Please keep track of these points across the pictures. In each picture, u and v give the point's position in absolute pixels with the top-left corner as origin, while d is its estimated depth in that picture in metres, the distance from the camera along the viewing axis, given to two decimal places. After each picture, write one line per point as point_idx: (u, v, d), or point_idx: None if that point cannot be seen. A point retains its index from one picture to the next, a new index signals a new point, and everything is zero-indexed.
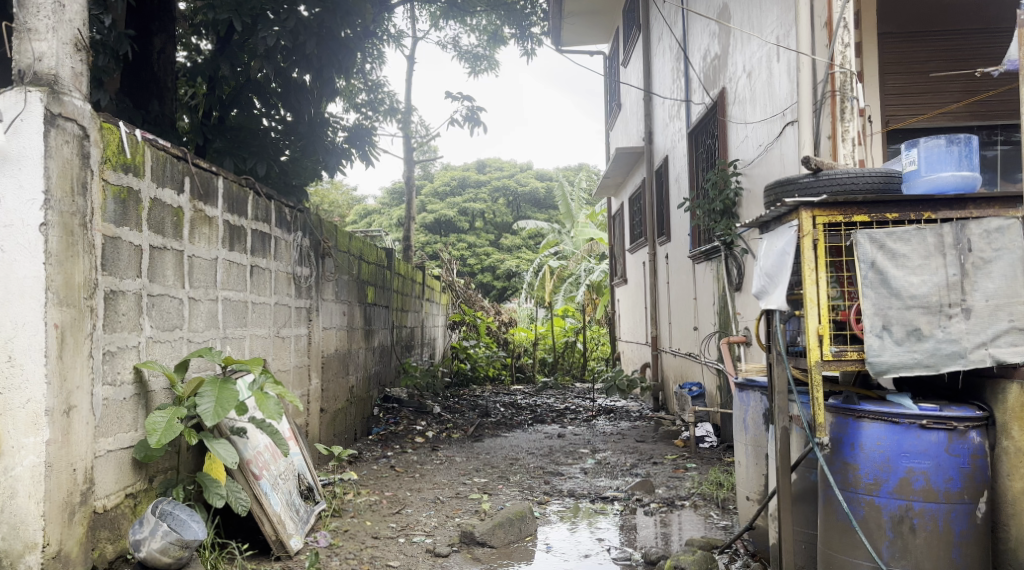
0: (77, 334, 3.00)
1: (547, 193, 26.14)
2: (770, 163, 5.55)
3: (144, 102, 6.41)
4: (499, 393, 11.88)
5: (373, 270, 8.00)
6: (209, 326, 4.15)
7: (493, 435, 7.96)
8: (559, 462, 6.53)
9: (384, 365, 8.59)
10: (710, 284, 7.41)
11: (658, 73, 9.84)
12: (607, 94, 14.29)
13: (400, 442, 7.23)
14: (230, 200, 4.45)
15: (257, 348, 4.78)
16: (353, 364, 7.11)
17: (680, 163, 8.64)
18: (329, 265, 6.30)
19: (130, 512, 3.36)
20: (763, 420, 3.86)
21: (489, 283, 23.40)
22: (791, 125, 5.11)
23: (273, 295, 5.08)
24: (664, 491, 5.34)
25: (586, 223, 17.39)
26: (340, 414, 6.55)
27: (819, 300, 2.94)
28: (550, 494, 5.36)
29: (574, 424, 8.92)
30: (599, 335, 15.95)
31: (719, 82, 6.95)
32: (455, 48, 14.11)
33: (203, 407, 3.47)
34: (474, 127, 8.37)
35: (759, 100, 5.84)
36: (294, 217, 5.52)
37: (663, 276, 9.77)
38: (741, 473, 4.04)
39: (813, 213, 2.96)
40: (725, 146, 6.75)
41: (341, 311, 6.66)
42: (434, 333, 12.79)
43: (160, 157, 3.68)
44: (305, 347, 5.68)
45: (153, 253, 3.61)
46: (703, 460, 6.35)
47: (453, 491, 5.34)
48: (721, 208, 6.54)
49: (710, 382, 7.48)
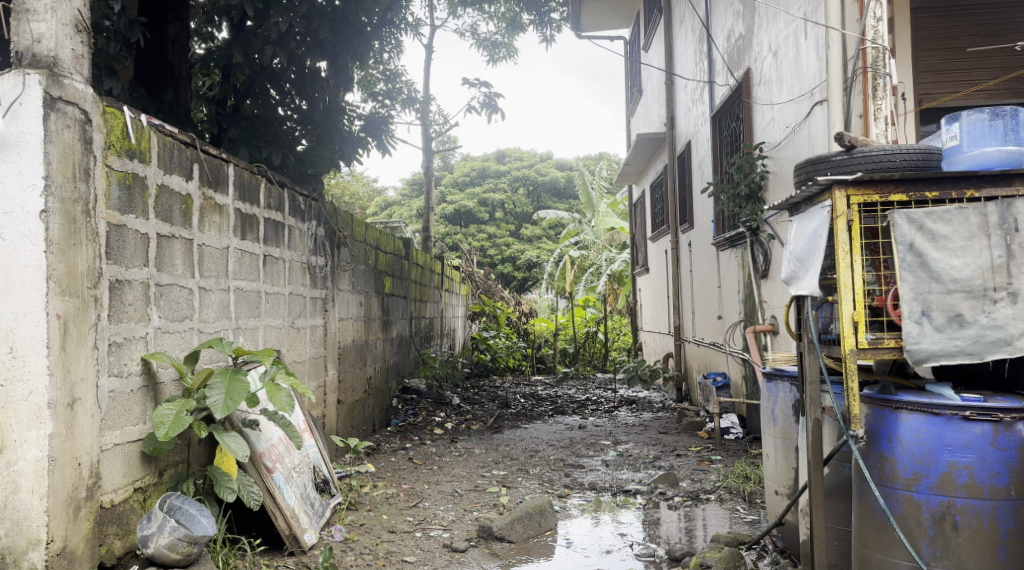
0: (81, 324, 2.91)
1: (567, 182, 25.93)
2: (798, 145, 5.38)
3: (159, 91, 6.32)
4: (519, 384, 11.77)
5: (390, 260, 7.90)
6: (221, 317, 4.06)
7: (513, 426, 7.85)
8: (580, 454, 6.41)
9: (403, 356, 8.50)
10: (735, 272, 7.24)
11: (680, 56, 9.64)
12: (627, 80, 14.09)
13: (419, 434, 7.14)
14: (242, 188, 4.34)
15: (271, 339, 4.69)
16: (371, 355, 7.01)
17: (703, 148, 8.46)
18: (345, 254, 6.20)
19: (139, 507, 3.27)
20: (792, 412, 3.71)
21: (510, 274, 23.26)
22: (820, 105, 4.96)
23: (287, 285, 4.98)
24: (689, 484, 5.21)
25: (607, 212, 17.19)
26: (357, 405, 6.46)
27: (854, 284, 2.79)
28: (571, 487, 5.23)
29: (596, 415, 8.79)
30: (621, 326, 15.78)
31: (744, 64, 6.76)
32: (474, 35, 13.97)
33: (213, 399, 3.38)
34: (492, 114, 8.23)
35: (786, 80, 5.66)
36: (309, 205, 5.42)
37: (686, 264, 9.59)
38: (769, 466, 3.90)
39: (847, 192, 2.81)
40: (751, 128, 6.57)
41: (358, 302, 6.56)
42: (454, 323, 12.69)
43: (167, 143, 3.57)
44: (321, 338, 5.59)
45: (161, 241, 3.51)
46: (729, 452, 6.20)
47: (472, 484, 5.23)
48: (746, 193, 6.37)
49: (736, 372, 7.32)
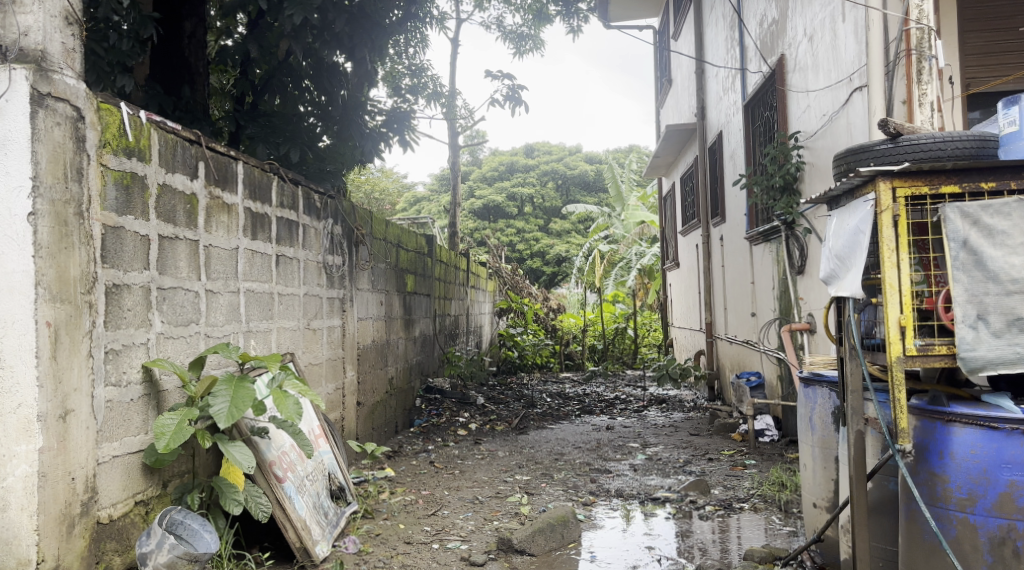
0: (74, 331, 2.76)
1: (596, 176, 25.63)
2: (836, 134, 5.15)
3: (175, 89, 6.18)
4: (547, 382, 11.58)
5: (413, 258, 7.73)
6: (231, 320, 3.91)
7: (539, 427, 7.66)
8: (608, 458, 6.20)
9: (427, 356, 8.34)
10: (769, 267, 6.98)
11: (711, 43, 9.36)
12: (657, 70, 13.81)
13: (443, 435, 6.98)
14: (252, 186, 4.19)
15: (285, 342, 4.53)
16: (393, 355, 6.85)
17: (735, 139, 8.18)
18: (364, 253, 6.04)
19: (141, 520, 3.13)
20: (832, 419, 3.52)
21: (539, 269, 23.04)
22: (859, 91, 4.75)
23: (302, 286, 4.82)
24: (720, 492, 5.00)
25: (636, 206, 16.91)
26: (378, 407, 6.30)
27: (901, 286, 2.55)
28: (597, 494, 5.04)
29: (624, 414, 8.58)
30: (651, 321, 15.52)
31: (778, 50, 6.49)
32: (499, 27, 13.77)
33: (217, 408, 3.22)
34: (516, 107, 8.02)
35: (822, 66, 5.41)
36: (325, 203, 5.26)
37: (718, 259, 9.32)
38: (806, 476, 3.71)
39: (893, 184, 2.56)
40: (785, 118, 6.32)
41: (378, 301, 6.40)
42: (481, 320, 12.54)
43: (169, 140, 3.42)
44: (339, 339, 5.43)
45: (163, 243, 3.36)
46: (763, 457, 5.96)
47: (494, 490, 5.05)
48: (780, 185, 6.11)
49: (770, 372, 7.08)
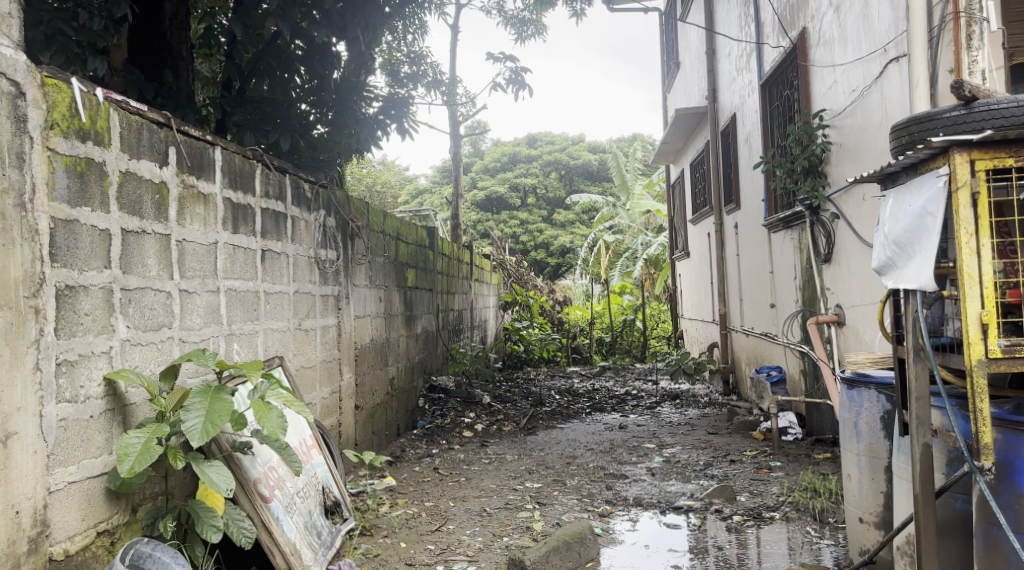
0: (15, 342, 2.43)
1: (600, 165, 25.21)
2: (869, 111, 4.87)
3: (157, 74, 5.80)
4: (554, 377, 11.21)
5: (413, 251, 7.36)
6: (209, 322, 3.53)
7: (549, 427, 7.29)
8: (623, 461, 5.82)
9: (430, 353, 7.97)
10: (791, 255, 6.60)
11: (722, 19, 8.96)
12: (664, 54, 13.43)
13: (447, 438, 6.62)
14: (232, 174, 3.80)
15: (273, 344, 4.15)
16: (393, 354, 6.47)
17: (751, 121, 7.77)
18: (360, 247, 5.65)
19: (106, 553, 2.76)
20: (880, 426, 3.20)
21: (543, 261, 22.60)
22: (893, 62, 4.47)
23: (292, 283, 4.44)
24: (747, 499, 4.64)
25: (642, 195, 16.47)
26: (378, 410, 5.93)
27: (982, 276, 2.22)
28: (614, 502, 4.67)
29: (637, 412, 8.20)
30: (660, 313, 15.13)
31: (799, 25, 6.09)
32: (500, 12, 13.39)
33: (190, 424, 2.85)
34: (520, 91, 7.62)
35: (850, 38, 5.12)
36: (317, 193, 4.88)
37: (733, 247, 8.93)
38: (849, 488, 3.37)
39: (971, 157, 2.25)
40: (808, 94, 5.99)
41: (376, 297, 6.01)
42: (486, 314, 12.17)
43: (134, 123, 3.05)
44: (334, 339, 5.06)
45: (127, 238, 2.98)
46: (789, 458, 5.58)
47: (503, 500, 4.67)
48: (804, 168, 5.74)
49: (793, 366, 6.72)
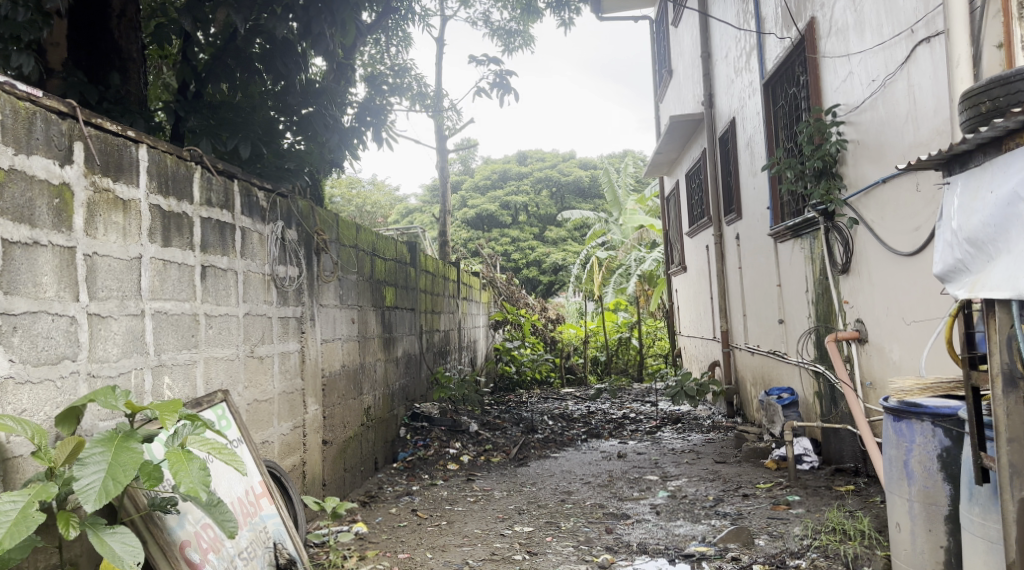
0: None
1: (592, 182, 24.77)
2: (893, 102, 4.37)
3: (102, 76, 5.04)
4: (547, 400, 10.62)
5: (392, 268, 6.78)
6: (130, 352, 2.95)
7: (542, 457, 6.72)
8: (623, 496, 5.24)
9: (412, 378, 7.36)
10: (802, 266, 6.08)
11: (718, 20, 8.48)
12: (656, 63, 13.01)
13: (430, 471, 6.04)
14: (163, 177, 3.21)
15: (216, 376, 3.55)
16: (368, 380, 5.87)
17: (752, 125, 7.27)
18: (328, 263, 5.05)
19: None
20: (939, 466, 2.71)
21: (535, 278, 22.01)
22: (923, 44, 3.97)
23: (242, 304, 3.84)
24: (767, 544, 4.08)
25: (634, 209, 15.94)
26: (351, 444, 5.33)
27: None
28: (615, 550, 4.09)
29: (636, 438, 7.63)
30: (656, 330, 14.56)
31: (806, 15, 5.60)
32: (486, 24, 12.94)
33: (85, 483, 2.28)
34: (505, 95, 7.09)
35: (868, 23, 4.62)
36: (274, 202, 4.29)
37: (734, 259, 8.39)
38: (898, 540, 2.87)
39: None
40: (819, 90, 5.48)
41: (348, 318, 5.42)
42: (476, 334, 11.60)
43: (22, 110, 2.49)
44: (296, 367, 4.46)
45: (9, 250, 2.44)
46: (808, 492, 5.02)
47: (488, 550, 4.08)
48: (816, 169, 5.22)
49: (806, 387, 6.19)
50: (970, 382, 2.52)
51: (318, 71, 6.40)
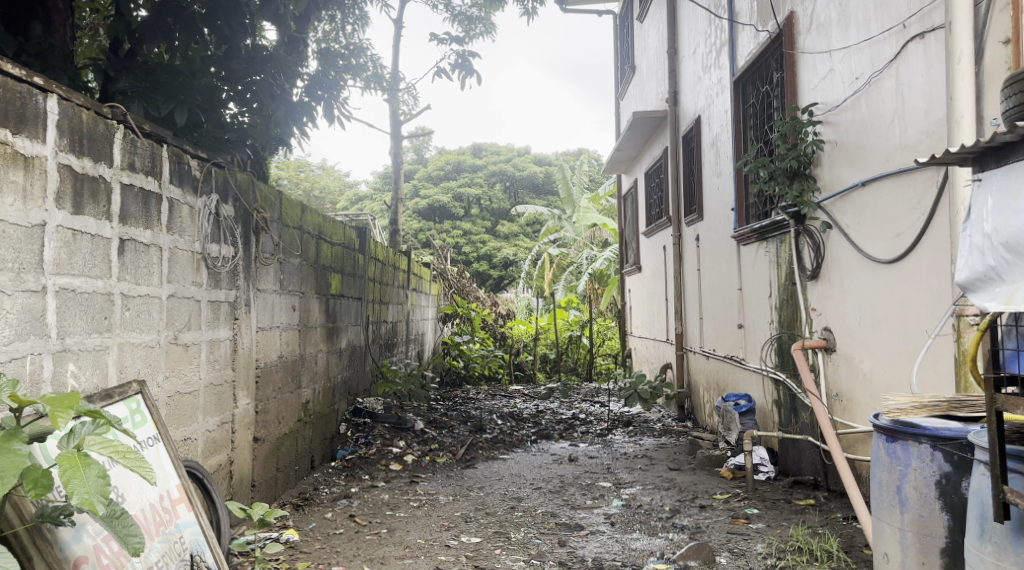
0: None
1: (545, 178, 24.54)
2: (877, 100, 4.14)
3: (21, 26, 4.55)
4: (495, 398, 10.30)
5: (339, 254, 6.38)
6: (25, 335, 2.56)
7: (489, 458, 6.40)
8: (575, 505, 4.95)
9: (355, 371, 6.97)
10: (766, 270, 5.87)
11: (687, 16, 8.24)
12: (619, 59, 12.79)
13: (370, 472, 5.67)
14: (77, 134, 2.80)
15: (132, 365, 3.15)
16: (307, 372, 5.46)
17: (719, 123, 7.04)
18: (267, 244, 4.64)
19: None
20: (936, 494, 2.69)
21: (485, 272, 21.62)
22: (917, 40, 3.74)
23: (166, 286, 3.43)
24: (728, 562, 3.83)
25: (588, 207, 15.72)
26: (286, 441, 4.93)
27: None
28: (568, 566, 3.79)
29: (587, 440, 7.37)
30: (607, 329, 14.34)
31: (785, 8, 5.37)
32: (447, 8, 12.52)
33: None
34: (466, 77, 6.73)
35: (854, 17, 4.38)
36: (209, 173, 3.87)
37: (692, 261, 8.18)
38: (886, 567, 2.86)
39: None
40: (795, 87, 5.24)
41: (288, 306, 5.01)
42: (424, 327, 11.20)
43: None
44: (227, 357, 4.05)
45: None
46: (767, 505, 4.80)
47: (431, 564, 3.75)
48: (789, 170, 4.99)
49: (763, 395, 6.01)
50: (993, 405, 2.37)
51: (266, 42, 5.96)
